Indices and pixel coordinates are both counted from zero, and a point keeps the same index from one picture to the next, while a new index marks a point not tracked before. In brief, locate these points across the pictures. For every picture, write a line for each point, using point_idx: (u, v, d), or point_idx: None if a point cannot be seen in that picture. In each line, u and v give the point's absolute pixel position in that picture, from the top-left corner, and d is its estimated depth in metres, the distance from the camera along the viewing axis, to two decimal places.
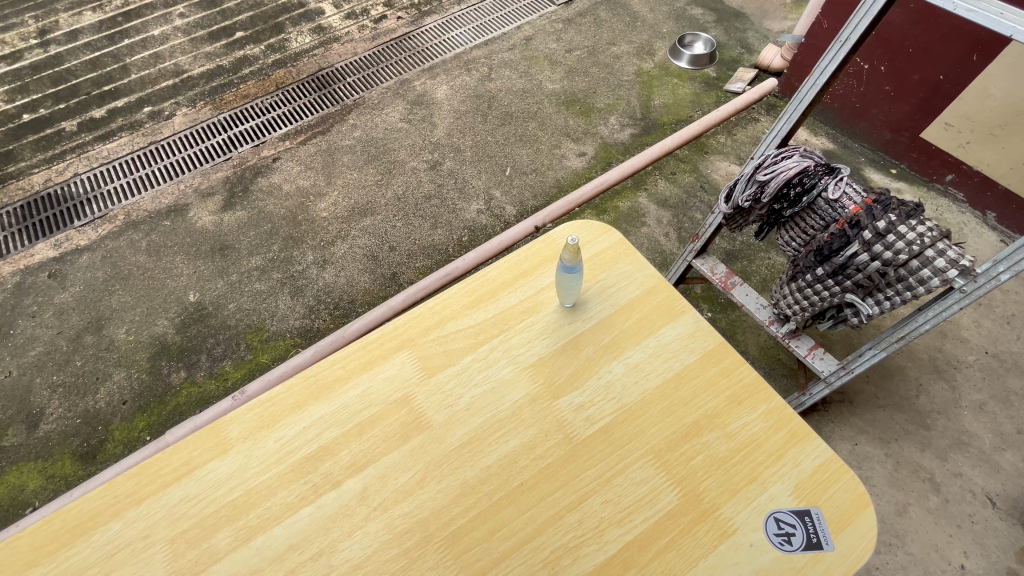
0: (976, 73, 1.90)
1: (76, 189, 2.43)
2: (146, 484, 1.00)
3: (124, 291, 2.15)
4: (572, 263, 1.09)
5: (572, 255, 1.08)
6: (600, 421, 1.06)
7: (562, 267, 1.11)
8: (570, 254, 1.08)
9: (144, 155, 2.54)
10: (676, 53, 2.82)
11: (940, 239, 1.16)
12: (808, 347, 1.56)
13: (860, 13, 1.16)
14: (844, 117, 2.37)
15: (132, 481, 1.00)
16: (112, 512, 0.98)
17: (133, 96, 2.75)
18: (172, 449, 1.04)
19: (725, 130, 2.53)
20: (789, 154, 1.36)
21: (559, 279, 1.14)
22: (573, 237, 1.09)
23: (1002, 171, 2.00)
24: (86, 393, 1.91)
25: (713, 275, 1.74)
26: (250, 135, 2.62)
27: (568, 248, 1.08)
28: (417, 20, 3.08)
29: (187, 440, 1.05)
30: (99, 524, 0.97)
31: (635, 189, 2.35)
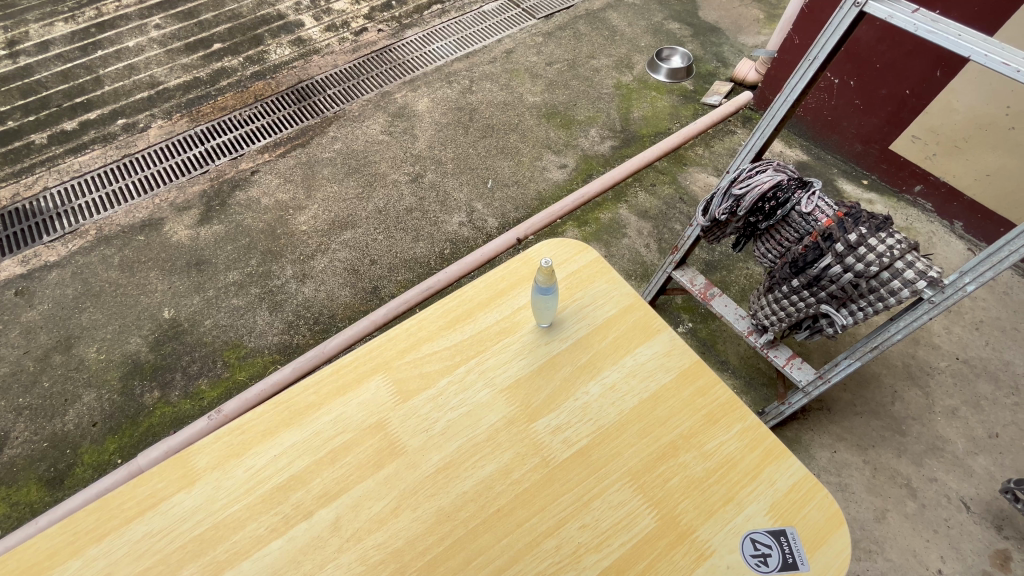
0: (940, 87, 1.97)
1: (46, 204, 2.37)
2: (110, 519, 0.97)
3: (96, 308, 2.09)
4: (546, 287, 1.09)
5: (546, 280, 1.08)
6: (577, 443, 1.05)
7: (536, 291, 1.11)
8: (543, 279, 1.08)
9: (118, 168, 2.49)
10: (654, 67, 2.87)
11: (908, 251, 1.19)
12: (786, 356, 1.58)
13: (827, 32, 1.19)
14: (816, 129, 2.44)
15: (93, 516, 0.96)
16: (72, 550, 0.94)
17: (106, 107, 2.70)
18: (137, 482, 1.00)
19: (703, 142, 2.58)
20: (763, 168, 1.39)
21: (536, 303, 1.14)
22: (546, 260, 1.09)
23: (968, 181, 2.07)
24: (54, 415, 1.85)
25: (693, 285, 1.76)
26: (227, 147, 2.58)
27: (541, 273, 1.08)
28: (398, 32, 3.08)
29: (153, 471, 1.02)
30: (56, 563, 0.93)
31: (615, 200, 2.37)
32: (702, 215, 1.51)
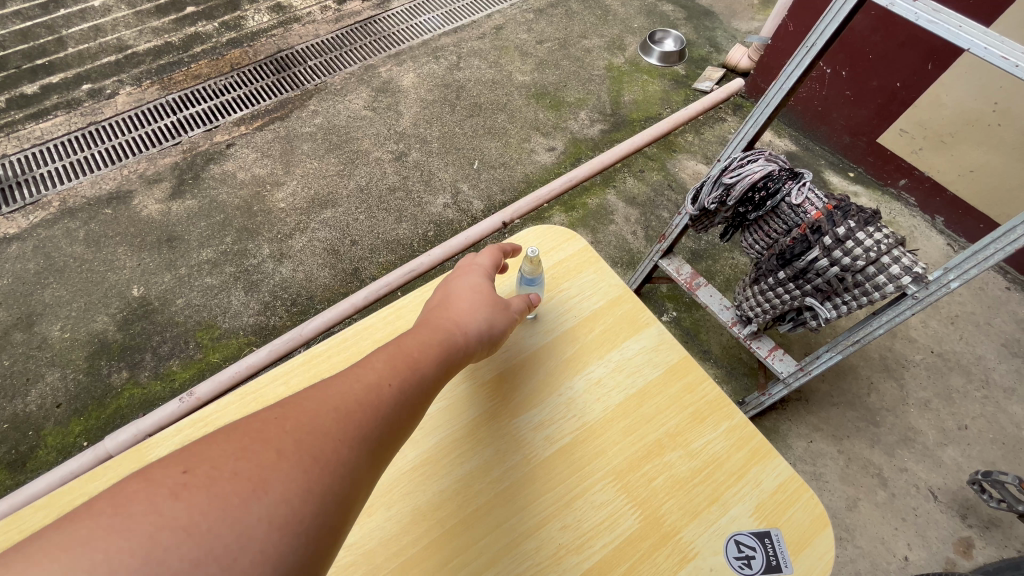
0: (930, 81, 1.97)
1: (4, 172, 2.23)
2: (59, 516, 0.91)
3: (59, 285, 1.99)
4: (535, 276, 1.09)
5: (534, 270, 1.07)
6: (561, 440, 1.03)
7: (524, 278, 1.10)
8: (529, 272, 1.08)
9: (83, 136, 2.36)
10: (646, 49, 2.81)
11: (895, 246, 1.18)
12: (768, 348, 1.59)
13: (827, 18, 1.16)
14: (806, 120, 2.43)
15: (41, 513, 0.90)
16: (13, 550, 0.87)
17: (70, 71, 2.54)
18: (90, 477, 0.95)
19: (693, 129, 2.55)
20: (755, 157, 1.37)
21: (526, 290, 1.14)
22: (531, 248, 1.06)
23: (951, 177, 2.09)
24: (14, 395, 1.76)
25: (679, 274, 1.75)
26: (201, 118, 2.46)
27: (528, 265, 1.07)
28: (384, 3, 2.96)
29: (108, 464, 0.97)
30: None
31: (603, 186, 2.33)
32: (692, 203, 1.50)
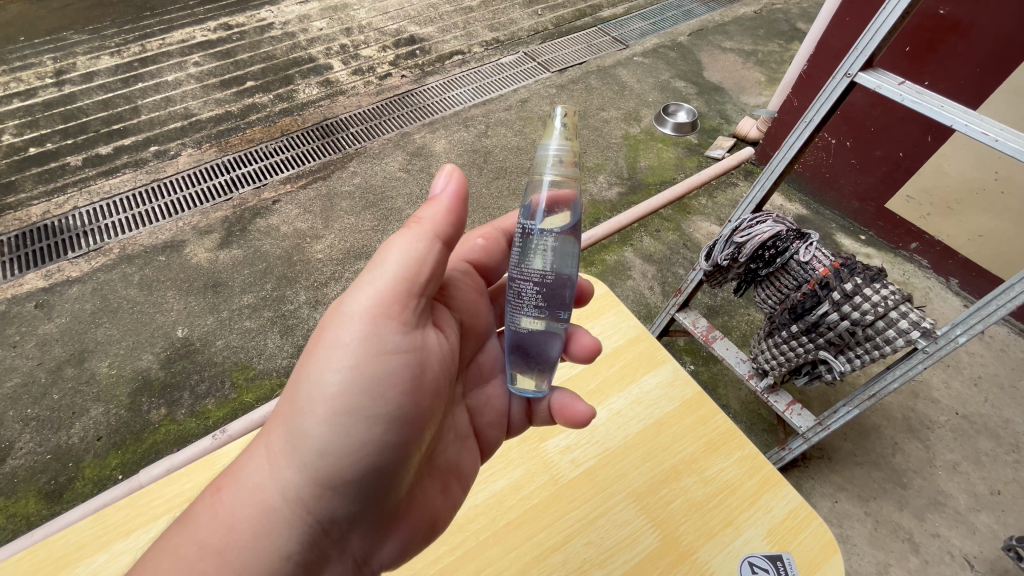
0: (931, 152, 2.08)
1: (74, 222, 2.47)
2: (137, 515, 0.99)
3: (112, 324, 2.14)
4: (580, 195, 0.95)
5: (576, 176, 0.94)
6: (584, 463, 1.09)
7: (552, 240, 0.90)
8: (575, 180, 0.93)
9: (146, 191, 2.61)
10: (660, 120, 3.03)
11: (901, 302, 1.24)
12: (786, 402, 1.61)
13: (822, 98, 1.30)
14: (815, 185, 2.55)
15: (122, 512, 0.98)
16: (100, 543, 0.95)
17: (141, 135, 2.86)
18: (164, 482, 1.03)
19: (706, 193, 2.69)
20: (763, 218, 1.47)
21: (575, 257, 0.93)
22: (544, 147, 0.93)
23: (963, 240, 2.15)
24: (60, 427, 1.86)
25: (695, 328, 1.81)
26: (251, 177, 2.71)
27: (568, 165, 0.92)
28: (420, 79, 3.28)
29: (182, 472, 1.04)
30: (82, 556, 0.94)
31: (621, 243, 2.45)
32: (705, 259, 1.58)
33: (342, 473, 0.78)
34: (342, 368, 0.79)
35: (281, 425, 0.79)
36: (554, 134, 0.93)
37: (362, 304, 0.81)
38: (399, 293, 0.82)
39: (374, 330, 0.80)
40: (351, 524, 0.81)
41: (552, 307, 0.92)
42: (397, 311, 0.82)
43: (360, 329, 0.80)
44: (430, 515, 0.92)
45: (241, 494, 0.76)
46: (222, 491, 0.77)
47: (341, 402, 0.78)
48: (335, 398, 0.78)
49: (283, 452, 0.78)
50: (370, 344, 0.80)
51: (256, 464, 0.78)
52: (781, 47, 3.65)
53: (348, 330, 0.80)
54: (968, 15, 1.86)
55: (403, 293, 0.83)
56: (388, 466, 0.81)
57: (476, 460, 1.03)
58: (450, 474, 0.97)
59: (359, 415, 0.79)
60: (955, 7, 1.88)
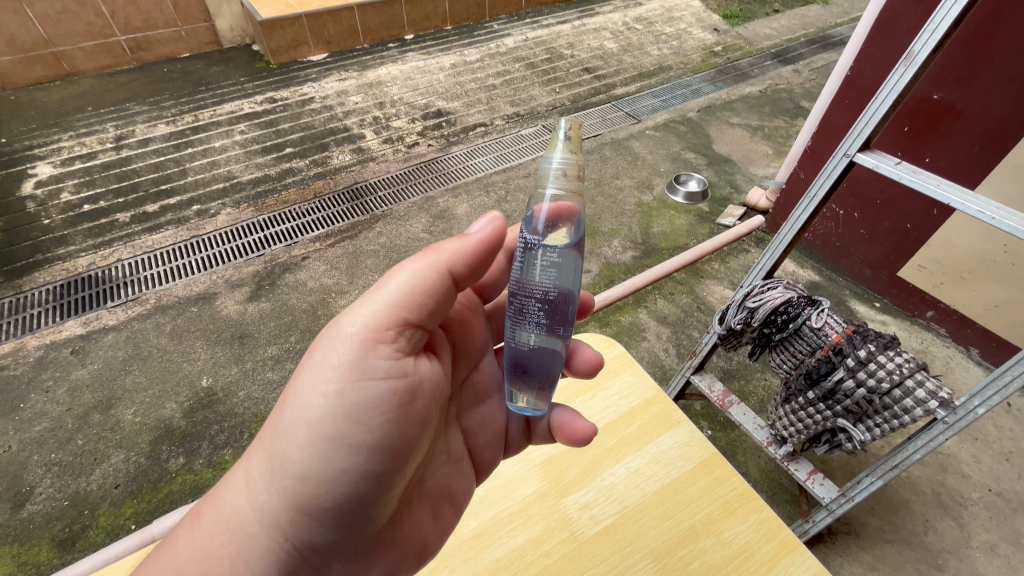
0: (939, 224, 2.14)
1: (116, 273, 2.62)
2: None
3: (141, 372, 2.22)
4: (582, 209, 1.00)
5: (579, 190, 0.99)
6: (603, 521, 1.12)
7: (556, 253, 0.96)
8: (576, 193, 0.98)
9: (185, 246, 2.78)
10: (672, 189, 3.17)
11: (917, 370, 1.26)
12: (807, 471, 1.58)
13: (823, 175, 1.39)
14: (827, 253, 2.60)
15: None
16: None
17: (185, 195, 3.08)
18: None
19: (719, 258, 2.77)
20: (774, 285, 1.52)
21: (573, 274, 0.98)
22: (547, 161, 0.98)
23: (979, 310, 2.16)
24: (80, 473, 1.89)
25: (711, 391, 1.81)
26: (283, 235, 2.87)
27: (571, 179, 0.96)
28: (445, 148, 3.52)
29: None
30: None
31: (635, 305, 2.50)
32: (719, 323, 1.62)
33: (319, 502, 0.81)
34: (326, 394, 0.82)
35: (263, 449, 0.84)
36: (556, 149, 0.98)
37: (354, 329, 0.84)
38: (393, 319, 0.86)
39: (363, 356, 0.83)
40: (325, 553, 0.85)
41: (550, 324, 0.98)
42: (388, 338, 0.85)
43: (347, 353, 0.83)
44: (419, 542, 0.97)
45: (218, 519, 0.83)
46: (202, 517, 0.84)
47: (321, 429, 0.81)
48: (316, 424, 0.81)
49: (260, 479, 0.82)
50: (355, 369, 0.82)
51: (235, 492, 0.83)
52: (786, 123, 3.86)
53: (337, 355, 0.83)
54: (961, 99, 1.99)
55: (397, 319, 0.86)
56: (364, 497, 0.84)
57: (468, 484, 1.09)
58: (440, 500, 1.03)
59: (338, 442, 0.81)
60: (948, 92, 2.01)
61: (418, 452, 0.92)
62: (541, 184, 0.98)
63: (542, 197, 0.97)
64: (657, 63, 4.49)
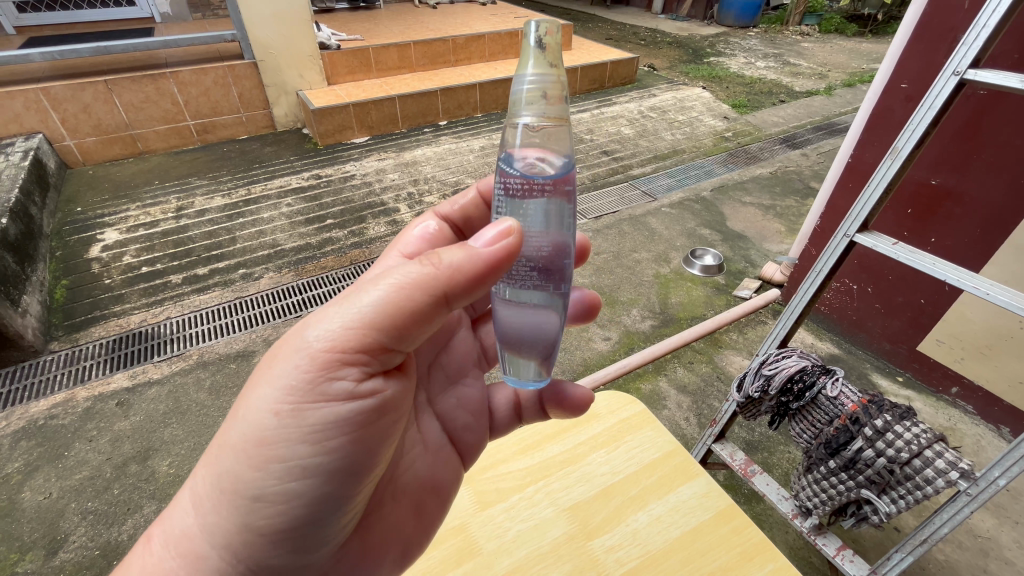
0: (952, 300, 2.19)
1: (164, 330, 2.82)
2: None
3: (179, 425, 2.33)
4: (566, 130, 1.00)
5: (557, 108, 0.98)
6: (628, 563, 1.20)
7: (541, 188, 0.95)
8: (552, 109, 0.98)
9: (230, 306, 2.99)
10: (689, 262, 3.32)
11: (935, 443, 1.28)
12: (835, 546, 1.56)
13: (828, 252, 1.51)
14: (844, 326, 2.65)
15: None
16: None
17: (234, 260, 3.35)
18: None
19: (736, 328, 2.84)
20: (789, 354, 1.59)
21: (555, 210, 0.96)
22: (519, 79, 0.98)
23: (1002, 387, 2.16)
24: (113, 523, 1.96)
25: (733, 460, 1.82)
26: (320, 299, 3.06)
27: (546, 106, 0.97)
28: None
29: None
30: None
31: (655, 372, 2.56)
32: (737, 390, 1.67)
33: (271, 522, 0.87)
34: (280, 415, 0.84)
35: (213, 464, 0.87)
36: (528, 62, 0.98)
37: (316, 350, 0.83)
38: (358, 340, 0.83)
39: (323, 379, 0.83)
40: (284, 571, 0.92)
41: (542, 280, 0.98)
42: (353, 361, 0.84)
43: (303, 376, 0.83)
44: (399, 537, 1.10)
45: (171, 543, 0.88)
46: (152, 542, 0.90)
47: (274, 451, 0.84)
48: (269, 446, 0.84)
49: (210, 498, 0.86)
50: (311, 392, 0.83)
51: (184, 514, 0.89)
52: (798, 203, 4.04)
53: (296, 376, 0.83)
54: (959, 185, 2.12)
55: (362, 341, 0.84)
56: (315, 517, 0.90)
57: (448, 475, 1.22)
58: (420, 496, 1.15)
59: (290, 464, 0.85)
60: (945, 178, 2.15)
61: (376, 467, 0.97)
62: (516, 108, 0.99)
63: (516, 123, 0.99)
64: (671, 147, 4.82)
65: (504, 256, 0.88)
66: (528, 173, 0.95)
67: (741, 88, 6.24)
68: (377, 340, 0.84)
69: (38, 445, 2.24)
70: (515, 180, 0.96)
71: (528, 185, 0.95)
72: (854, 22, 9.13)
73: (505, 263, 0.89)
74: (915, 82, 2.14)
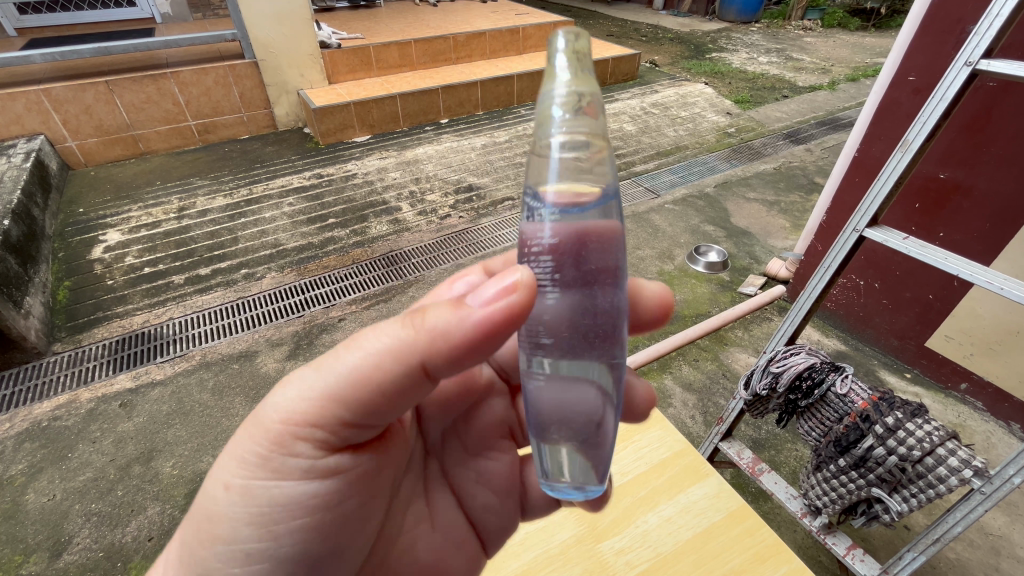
0: (960, 295, 2.17)
1: (166, 331, 2.81)
2: None
3: (182, 426, 2.32)
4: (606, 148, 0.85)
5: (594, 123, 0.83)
6: (638, 565, 1.19)
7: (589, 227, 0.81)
8: (590, 131, 0.83)
9: (232, 306, 2.98)
10: (692, 259, 3.30)
11: (948, 439, 1.25)
12: (845, 545, 1.54)
13: (837, 247, 1.48)
14: (851, 322, 2.62)
15: None
16: None
17: (236, 259, 3.34)
18: None
19: (742, 325, 2.81)
20: (797, 351, 1.58)
21: (606, 262, 0.82)
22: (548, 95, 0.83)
23: (1012, 383, 2.14)
24: (118, 525, 1.96)
25: (740, 459, 1.80)
26: (322, 298, 3.05)
27: (582, 121, 0.82)
28: (475, 220, 3.76)
29: None
30: None
31: (660, 370, 2.53)
32: (745, 388, 1.66)
33: None
34: (232, 488, 0.78)
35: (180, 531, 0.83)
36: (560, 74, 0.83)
37: (280, 425, 0.77)
38: (321, 416, 0.77)
39: (277, 454, 0.78)
40: None
41: (600, 341, 0.83)
42: (309, 439, 0.78)
43: (258, 446, 0.78)
44: None
45: None
46: None
47: (224, 532, 0.79)
48: (216, 524, 0.79)
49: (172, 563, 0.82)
50: (265, 467, 0.78)
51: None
52: (802, 198, 4.02)
53: (258, 452, 0.78)
54: (967, 178, 2.10)
55: (323, 418, 0.77)
56: None
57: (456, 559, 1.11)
58: None
59: (245, 547, 0.80)
60: (954, 171, 2.12)
61: (337, 557, 0.89)
62: (544, 126, 0.83)
63: (547, 146, 0.83)
64: (674, 143, 4.79)
65: (507, 307, 0.76)
66: (566, 217, 0.81)
67: (744, 83, 6.21)
68: (331, 401, 0.76)
69: (41, 447, 2.23)
70: (546, 233, 0.81)
71: (564, 237, 0.80)
72: (857, 16, 9.08)
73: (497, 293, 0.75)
74: (923, 74, 2.11)
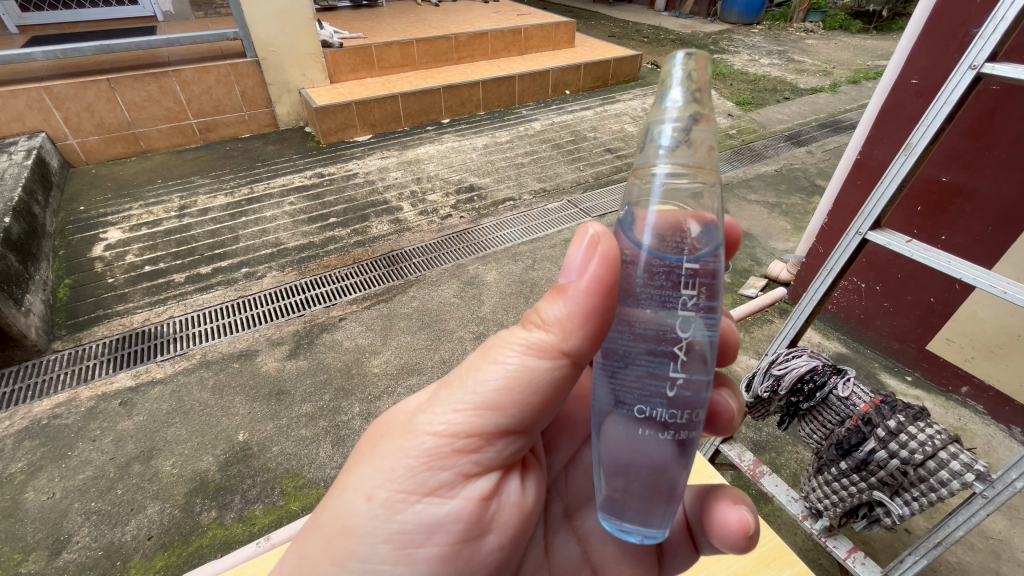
0: (961, 298, 2.16)
1: (166, 329, 2.81)
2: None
3: (182, 425, 2.32)
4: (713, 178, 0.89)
5: (701, 158, 0.87)
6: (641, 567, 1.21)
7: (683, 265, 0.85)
8: (695, 165, 0.87)
9: (233, 305, 2.98)
10: None
11: (950, 443, 1.25)
12: (846, 548, 1.53)
13: (840, 249, 1.48)
14: (852, 325, 2.62)
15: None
16: None
17: (237, 258, 3.34)
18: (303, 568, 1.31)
19: (742, 327, 2.81)
20: (799, 353, 1.59)
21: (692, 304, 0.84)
22: (657, 126, 0.88)
23: (1013, 387, 2.14)
24: (117, 523, 1.95)
25: (742, 461, 1.79)
26: (323, 298, 3.05)
27: (686, 155, 0.87)
28: (476, 220, 3.76)
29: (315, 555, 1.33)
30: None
31: None
32: (746, 391, 1.67)
33: None
34: (374, 501, 0.89)
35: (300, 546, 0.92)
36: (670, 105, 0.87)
37: (433, 441, 0.90)
38: (473, 441, 0.91)
39: (428, 471, 0.90)
40: None
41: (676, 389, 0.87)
42: (458, 460, 0.90)
43: (410, 464, 0.90)
44: None
45: None
46: None
47: (354, 549, 0.89)
48: (351, 539, 0.89)
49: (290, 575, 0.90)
50: (414, 486, 0.90)
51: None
52: (803, 200, 4.01)
53: (411, 466, 0.90)
54: (970, 182, 2.09)
55: (474, 443, 0.91)
56: None
57: None
58: None
59: (378, 562, 0.90)
60: (956, 175, 2.12)
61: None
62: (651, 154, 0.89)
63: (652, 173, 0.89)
64: None
65: (604, 278, 0.87)
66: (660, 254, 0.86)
67: (746, 85, 6.21)
68: (484, 430, 0.91)
69: (41, 445, 2.23)
70: (641, 263, 0.87)
71: (658, 267, 0.86)
72: (859, 19, 9.08)
73: (601, 277, 0.87)
74: (926, 77, 2.11)
